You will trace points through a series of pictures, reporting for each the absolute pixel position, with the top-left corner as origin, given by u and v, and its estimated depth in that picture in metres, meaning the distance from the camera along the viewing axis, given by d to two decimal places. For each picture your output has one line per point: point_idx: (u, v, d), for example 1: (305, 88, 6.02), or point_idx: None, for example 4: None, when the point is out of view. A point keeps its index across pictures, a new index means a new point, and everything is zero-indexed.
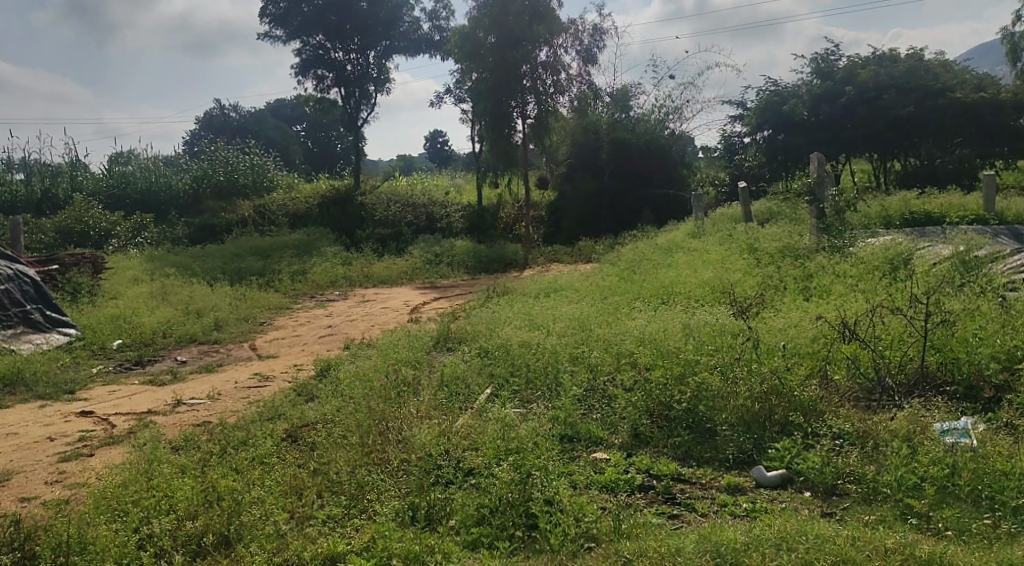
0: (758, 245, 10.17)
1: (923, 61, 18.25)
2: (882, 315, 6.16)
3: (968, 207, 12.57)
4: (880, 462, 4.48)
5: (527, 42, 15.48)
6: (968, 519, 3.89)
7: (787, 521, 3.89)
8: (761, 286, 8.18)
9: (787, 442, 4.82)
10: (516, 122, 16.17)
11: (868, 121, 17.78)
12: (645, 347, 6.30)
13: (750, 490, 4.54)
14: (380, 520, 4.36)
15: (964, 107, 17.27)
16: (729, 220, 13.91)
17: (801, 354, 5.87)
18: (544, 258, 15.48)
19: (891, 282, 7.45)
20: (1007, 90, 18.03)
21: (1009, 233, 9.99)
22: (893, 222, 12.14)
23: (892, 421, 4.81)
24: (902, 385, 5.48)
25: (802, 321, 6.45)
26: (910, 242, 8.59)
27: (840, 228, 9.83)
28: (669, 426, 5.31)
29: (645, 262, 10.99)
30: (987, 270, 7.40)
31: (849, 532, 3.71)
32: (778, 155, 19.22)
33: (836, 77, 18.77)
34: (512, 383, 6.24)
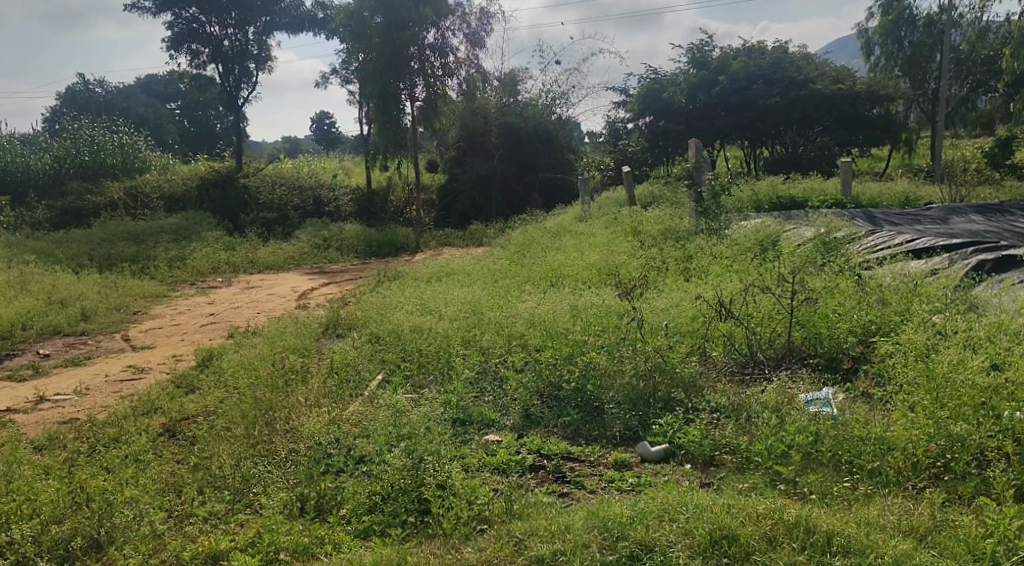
0: (641, 228, 10.46)
1: (787, 55, 19.65)
2: (754, 294, 6.51)
3: (828, 191, 13.40)
4: (753, 433, 4.69)
5: (413, 23, 15.33)
6: (831, 482, 4.11)
7: (669, 493, 4.02)
8: (645, 268, 8.42)
9: (670, 417, 5.00)
10: (404, 105, 15.99)
11: (740, 110, 18.83)
12: (535, 329, 6.42)
13: (635, 465, 4.71)
14: (268, 514, 4.28)
15: (823, 98, 18.52)
16: (613, 204, 14.25)
17: (682, 333, 6.13)
18: (436, 241, 15.41)
19: (762, 262, 7.85)
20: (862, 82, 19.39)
21: (863, 216, 10.61)
22: (762, 206, 12.75)
23: (763, 394, 5.06)
24: (772, 358, 5.79)
25: (683, 301, 6.71)
26: (778, 225, 9.08)
27: (717, 212, 10.28)
28: (558, 405, 5.44)
29: (534, 245, 11.12)
30: (844, 250, 7.92)
31: (726, 501, 3.83)
32: (658, 140, 19.82)
33: (710, 67, 19.74)
34: (404, 367, 6.22)
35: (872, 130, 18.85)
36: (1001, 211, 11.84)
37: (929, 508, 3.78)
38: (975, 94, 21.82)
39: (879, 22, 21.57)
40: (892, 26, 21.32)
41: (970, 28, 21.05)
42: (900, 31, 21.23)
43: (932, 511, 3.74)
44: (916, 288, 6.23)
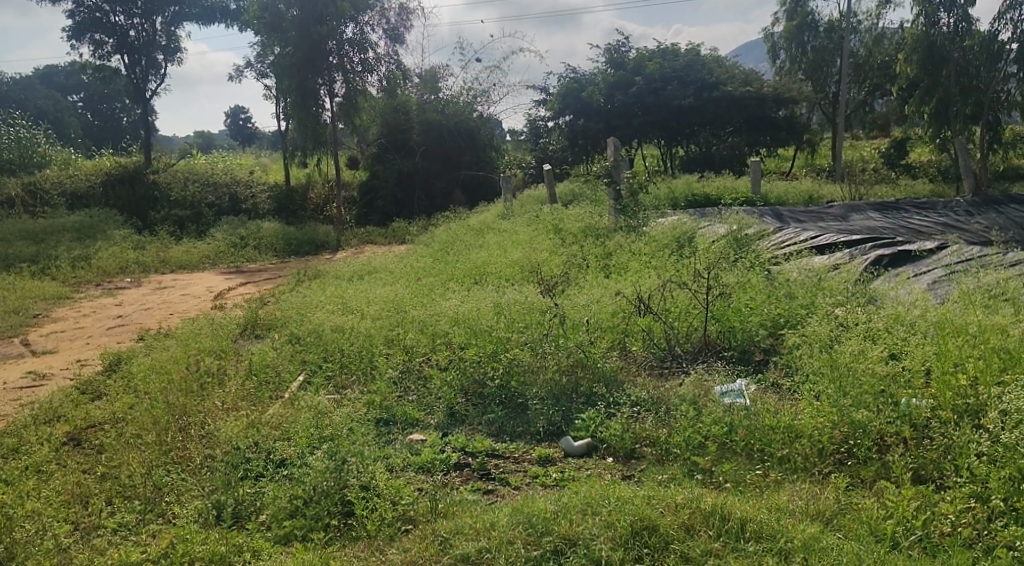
0: (562, 225, 10.59)
1: (699, 57, 20.24)
2: (671, 289, 6.67)
3: (740, 189, 13.85)
4: (671, 425, 4.78)
5: (331, 18, 15.13)
6: (744, 471, 4.25)
7: (591, 487, 4.06)
8: (566, 265, 8.52)
9: (592, 412, 5.09)
10: (323, 100, 15.74)
11: (655, 109, 19.28)
12: (458, 327, 6.41)
13: (559, 460, 4.77)
14: (182, 523, 4.16)
15: (734, 99, 19.18)
16: (535, 201, 14.39)
17: (602, 328, 6.23)
18: (357, 239, 15.24)
19: (678, 258, 8.04)
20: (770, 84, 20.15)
21: (772, 213, 10.99)
22: (679, 203, 13.06)
23: (681, 387, 5.21)
24: (688, 352, 5.95)
25: (603, 297, 6.82)
26: (693, 222, 9.35)
27: (635, 210, 10.49)
28: (483, 402, 5.46)
29: (457, 242, 11.13)
30: (754, 247, 8.20)
31: (646, 492, 3.89)
32: (578, 139, 20.07)
33: (627, 67, 20.18)
34: (325, 368, 6.14)
35: (778, 131, 19.75)
36: (897, 208, 12.48)
37: (835, 491, 3.92)
38: (872, 97, 23.06)
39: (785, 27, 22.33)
40: (797, 30, 22.15)
41: (868, 33, 21.98)
42: (804, 35, 22.06)
43: (837, 495, 3.88)
44: (821, 282, 6.51)
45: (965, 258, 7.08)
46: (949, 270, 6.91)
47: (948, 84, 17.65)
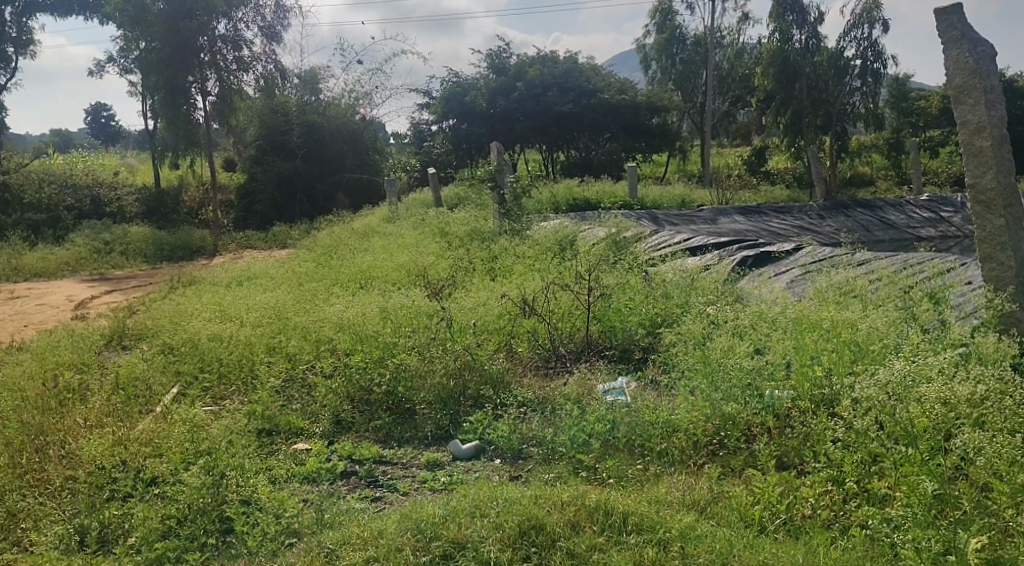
0: (448, 229, 10.62)
1: (577, 65, 21.01)
2: (554, 291, 6.83)
3: (618, 194, 14.33)
4: (557, 424, 4.90)
5: (201, 13, 14.63)
6: (626, 466, 4.38)
7: (480, 489, 4.08)
8: (452, 268, 8.55)
9: (479, 415, 5.15)
10: (195, 99, 15.18)
11: (537, 115, 19.82)
12: (343, 333, 6.33)
13: (447, 464, 4.78)
14: (41, 551, 3.93)
15: (609, 106, 20.00)
16: (420, 204, 14.40)
17: (489, 331, 6.29)
18: (235, 243, 14.77)
19: (561, 261, 8.22)
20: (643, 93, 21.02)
21: (648, 216, 11.43)
22: (560, 207, 13.42)
23: (565, 387, 5.33)
24: (572, 352, 6.11)
25: (489, 299, 6.86)
26: (574, 226, 9.62)
27: (518, 213, 10.65)
28: (369, 409, 5.43)
29: (342, 246, 10.99)
30: (633, 249, 8.49)
31: (533, 492, 3.95)
32: (462, 143, 20.15)
33: (508, 73, 20.53)
34: (201, 379, 5.93)
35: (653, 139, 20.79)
36: (759, 212, 13.21)
37: (708, 482, 4.11)
38: (735, 107, 24.40)
39: (654, 39, 22.77)
40: (666, 43, 22.69)
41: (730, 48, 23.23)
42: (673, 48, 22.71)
43: (711, 485, 4.06)
44: (693, 282, 6.84)
45: (818, 258, 7.59)
46: (806, 269, 7.39)
47: (800, 97, 18.97)
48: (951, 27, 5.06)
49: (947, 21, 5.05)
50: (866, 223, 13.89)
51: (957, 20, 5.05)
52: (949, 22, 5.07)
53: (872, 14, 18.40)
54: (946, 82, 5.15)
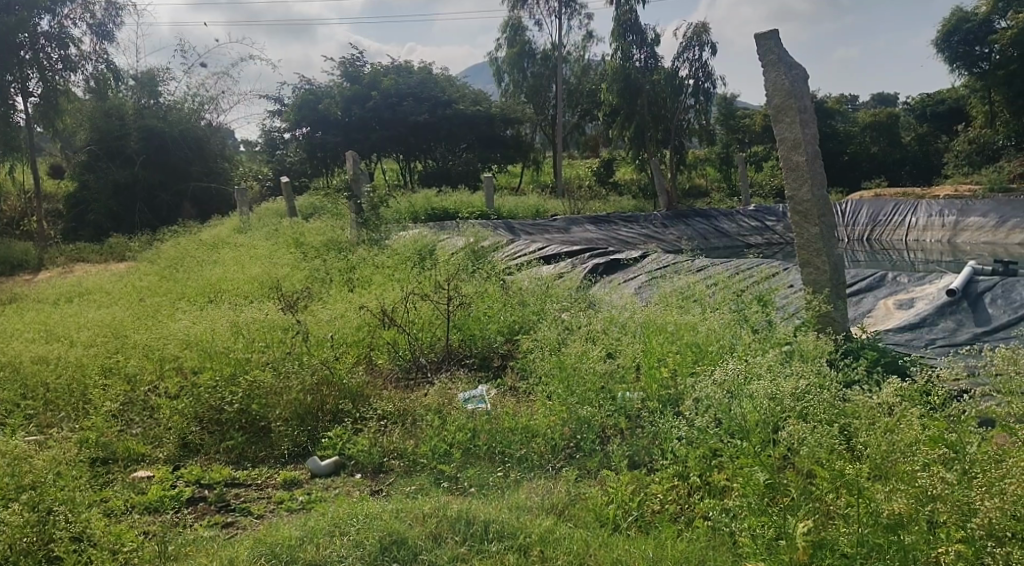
0: (302, 239, 10.37)
1: (431, 75, 21.13)
2: (414, 302, 6.80)
3: (474, 204, 14.49)
4: (417, 436, 4.89)
5: (20, 8, 13.58)
6: (486, 474, 4.41)
7: (339, 507, 4.03)
8: (308, 280, 8.35)
9: (338, 430, 5.06)
10: (15, 100, 14.08)
11: (393, 124, 19.68)
12: (190, 350, 6.04)
13: (305, 482, 4.68)
14: None
15: (465, 118, 20.29)
16: (273, 214, 14.01)
17: (348, 343, 6.18)
18: (66, 257, 13.78)
19: (420, 271, 8.22)
20: (497, 105, 21.49)
21: (505, 226, 11.63)
22: (419, 217, 13.44)
23: (426, 397, 5.29)
24: (433, 362, 6.12)
25: (347, 311, 6.72)
26: (433, 236, 9.66)
27: (376, 223, 10.56)
28: (220, 429, 5.24)
29: (188, 258, 10.51)
30: (490, 258, 8.60)
31: (394, 507, 3.92)
32: (317, 152, 19.70)
33: (362, 82, 20.28)
34: (24, 407, 5.48)
35: (507, 148, 21.36)
36: (609, 221, 13.74)
37: (566, 485, 4.21)
38: (584, 121, 25.28)
39: (506, 53, 22.91)
40: (517, 57, 22.95)
41: (576, 63, 23.94)
42: (523, 62, 23.04)
43: (568, 488, 4.17)
44: (549, 290, 7.04)
45: (662, 264, 8.00)
46: (651, 275, 7.77)
47: (642, 112, 19.89)
48: (769, 51, 5.51)
49: (766, 46, 5.50)
50: (702, 232, 14.98)
51: (774, 45, 5.50)
52: (768, 46, 5.52)
53: (702, 37, 19.56)
54: (766, 102, 5.59)
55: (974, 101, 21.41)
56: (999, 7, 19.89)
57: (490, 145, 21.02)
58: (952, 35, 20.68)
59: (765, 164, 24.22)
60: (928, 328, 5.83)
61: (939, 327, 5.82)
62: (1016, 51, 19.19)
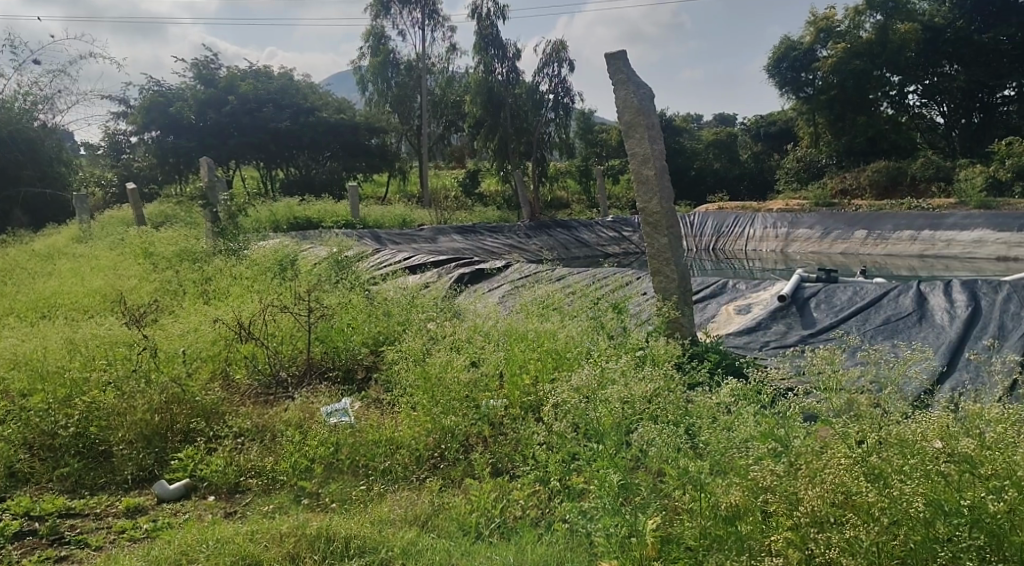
0: (152, 249, 9.85)
1: (292, 82, 20.68)
2: (273, 314, 6.58)
3: (339, 213, 14.26)
4: (277, 452, 4.74)
5: None
6: (348, 489, 4.35)
7: (187, 532, 3.87)
8: (157, 292, 7.95)
9: (189, 451, 4.84)
10: None
11: (251, 130, 19.14)
12: (18, 370, 5.57)
13: (151, 508, 4.45)
14: None
15: (328, 126, 20.14)
16: (118, 223, 13.25)
17: (202, 358, 5.86)
18: None
19: (280, 281, 7.97)
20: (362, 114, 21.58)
21: (370, 236, 11.49)
22: (280, 226, 13.08)
23: (285, 412, 5.13)
24: (294, 376, 5.97)
25: (200, 324, 6.41)
26: (294, 246, 9.42)
27: (234, 232, 10.20)
28: (54, 456, 4.89)
29: (21, 270, 9.74)
30: (355, 268, 8.46)
31: (248, 528, 3.80)
32: (168, 157, 18.74)
33: (217, 85, 19.53)
34: None
35: (372, 157, 21.16)
36: (475, 230, 13.87)
37: (429, 495, 4.21)
38: (449, 131, 25.41)
39: (369, 62, 22.57)
40: (381, 67, 22.69)
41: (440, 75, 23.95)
42: (387, 72, 22.87)
43: (431, 498, 4.17)
44: (414, 300, 7.03)
45: (525, 274, 8.17)
46: (514, 285, 7.91)
47: (505, 124, 20.23)
48: (619, 70, 5.76)
49: (615, 65, 5.75)
50: (564, 242, 15.40)
51: (623, 64, 5.75)
52: (618, 65, 5.77)
53: (560, 54, 20.13)
54: (618, 118, 5.82)
55: (801, 123, 23.08)
56: (821, 37, 21.48)
57: (355, 154, 20.80)
58: (782, 62, 22.27)
59: (621, 177, 25.14)
60: (763, 331, 6.24)
61: (773, 330, 6.25)
62: (836, 77, 20.85)
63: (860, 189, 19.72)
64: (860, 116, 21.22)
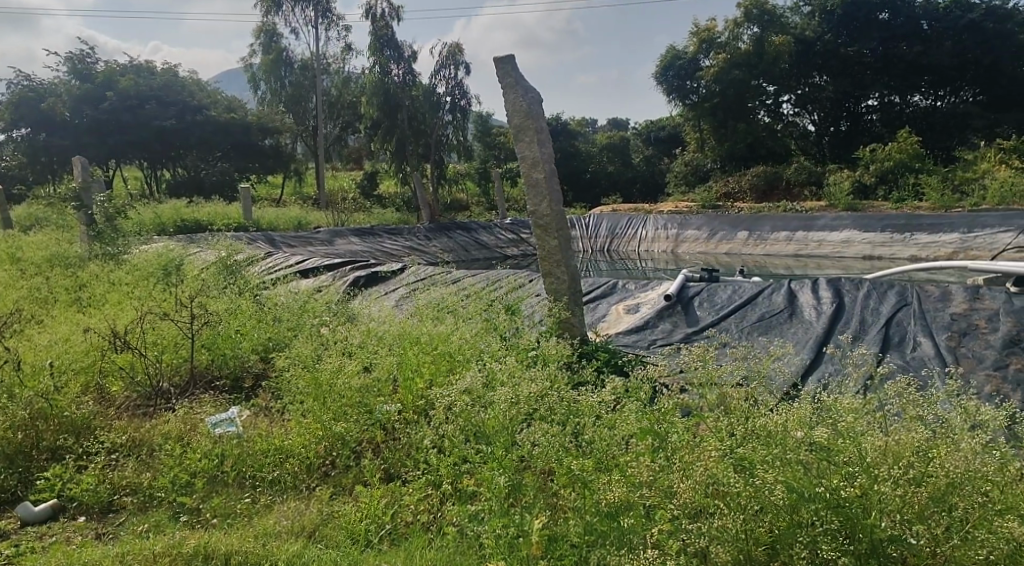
0: (21, 255, 9.26)
1: (177, 79, 19.87)
2: (153, 322, 6.29)
3: (229, 215, 13.82)
4: (155, 468, 4.54)
5: None
6: (232, 502, 4.22)
7: (52, 558, 3.67)
8: (25, 300, 7.49)
9: (57, 469, 4.55)
10: None
11: (132, 128, 18.30)
12: None
13: (13, 532, 4.19)
14: None
15: (218, 125, 19.58)
16: None
17: (74, 371, 5.55)
18: None
19: (164, 286, 7.59)
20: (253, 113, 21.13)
21: (264, 239, 11.18)
22: (166, 229, 12.52)
23: (165, 425, 4.91)
24: (177, 386, 5.73)
25: (71, 334, 6.09)
26: (179, 249, 9.06)
27: (113, 235, 9.54)
28: None
29: None
30: (245, 273, 8.18)
31: (119, 550, 3.65)
32: (40, 156, 17.67)
33: (94, 81, 18.53)
34: None
35: (265, 158, 20.73)
36: (372, 232, 13.72)
37: (317, 505, 4.13)
38: (346, 132, 25.02)
39: (260, 60, 21.93)
40: (273, 65, 22.10)
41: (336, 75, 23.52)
42: (280, 70, 22.29)
43: (320, 507, 4.10)
44: (305, 304, 6.84)
45: (421, 277, 8.11)
46: (409, 288, 7.87)
47: (403, 126, 19.97)
48: (507, 74, 5.81)
49: (504, 69, 5.80)
50: (462, 245, 15.41)
51: (511, 68, 5.81)
52: (505, 69, 5.82)
53: (456, 57, 20.14)
54: (507, 122, 5.87)
55: (688, 128, 23.86)
56: (704, 47, 22.23)
57: (248, 155, 20.49)
58: (668, 70, 22.95)
59: (518, 180, 25.35)
60: (651, 330, 6.42)
61: (659, 328, 6.44)
62: (718, 86, 21.67)
63: (742, 193, 20.55)
64: (741, 123, 22.11)
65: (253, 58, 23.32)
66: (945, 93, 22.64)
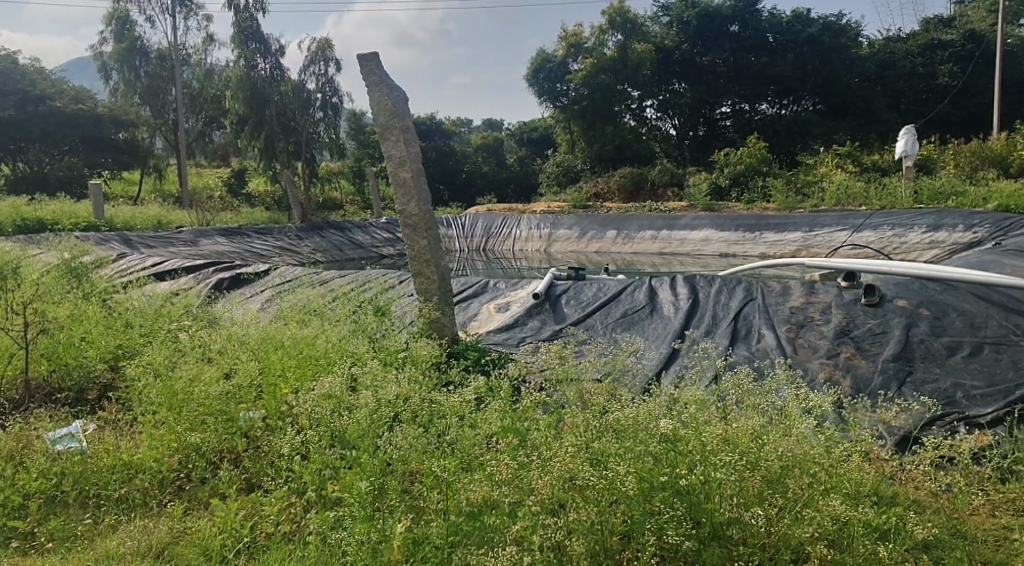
0: None
1: (16, 66, 18.46)
2: None
3: (79, 213, 12.99)
4: None
5: None
6: (72, 524, 3.99)
7: None
8: None
9: None
10: None
11: None
12: None
13: None
14: None
15: (64, 117, 18.39)
16: None
17: None
18: None
19: None
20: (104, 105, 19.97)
21: (117, 240, 10.57)
22: (4, 230, 11.60)
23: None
24: (14, 401, 5.45)
25: None
26: (18, 250, 8.47)
27: None
28: None
29: None
30: (93, 277, 7.62)
31: None
32: None
33: None
34: None
35: (119, 153, 19.54)
36: (240, 232, 13.22)
37: (168, 521, 3.94)
38: (210, 128, 24.06)
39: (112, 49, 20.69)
40: (126, 54, 20.91)
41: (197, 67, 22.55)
42: (134, 60, 21.13)
43: (171, 524, 3.91)
44: (161, 309, 6.46)
45: (287, 279, 7.89)
46: (273, 290, 7.65)
47: (271, 123, 19.35)
48: (371, 71, 5.75)
49: (367, 67, 5.73)
50: (334, 245, 15.09)
51: (375, 66, 5.75)
52: (370, 67, 5.76)
53: (326, 52, 19.70)
54: (372, 120, 5.80)
55: (559, 130, 24.35)
56: (572, 52, 22.78)
57: (98, 148, 19.24)
58: (539, 72, 23.35)
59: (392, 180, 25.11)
60: (520, 328, 6.50)
61: (527, 326, 6.52)
62: (586, 89, 22.24)
63: (610, 193, 21.15)
64: (607, 125, 22.74)
65: (105, 47, 22.01)
66: (788, 102, 24.20)
